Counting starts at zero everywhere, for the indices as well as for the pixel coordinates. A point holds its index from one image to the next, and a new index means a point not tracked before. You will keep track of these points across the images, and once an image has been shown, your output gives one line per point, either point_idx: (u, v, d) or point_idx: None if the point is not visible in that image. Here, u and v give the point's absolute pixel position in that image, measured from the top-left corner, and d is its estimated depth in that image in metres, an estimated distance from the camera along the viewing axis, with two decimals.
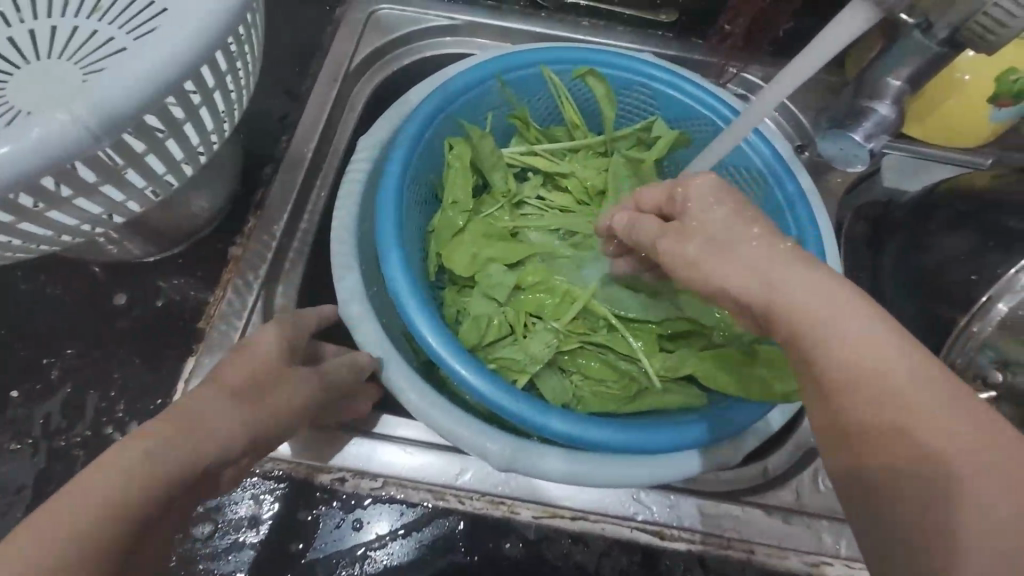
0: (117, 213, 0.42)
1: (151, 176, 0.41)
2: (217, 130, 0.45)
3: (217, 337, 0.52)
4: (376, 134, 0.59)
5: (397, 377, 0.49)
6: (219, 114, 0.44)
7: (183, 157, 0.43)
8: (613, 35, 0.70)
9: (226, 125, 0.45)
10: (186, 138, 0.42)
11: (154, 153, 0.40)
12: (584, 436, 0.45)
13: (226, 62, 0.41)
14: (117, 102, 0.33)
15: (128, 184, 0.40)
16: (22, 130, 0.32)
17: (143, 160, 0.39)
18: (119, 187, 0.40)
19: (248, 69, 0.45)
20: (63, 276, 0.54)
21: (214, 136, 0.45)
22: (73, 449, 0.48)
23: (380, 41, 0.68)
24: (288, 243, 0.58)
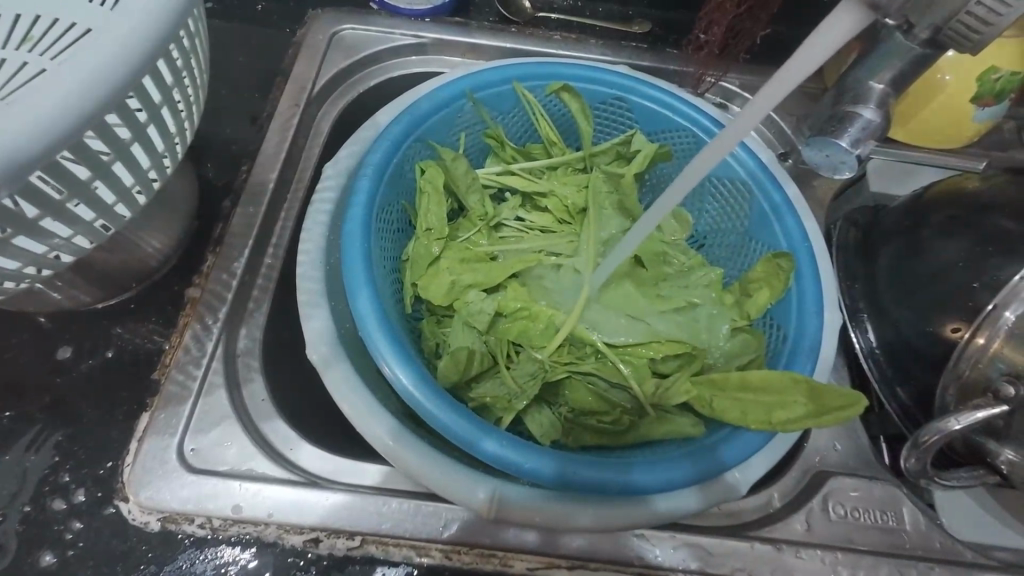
0: (62, 253, 0.37)
1: (76, 223, 0.36)
2: (156, 168, 0.39)
3: (174, 390, 0.47)
4: (343, 161, 0.56)
5: (373, 422, 0.45)
6: (157, 150, 0.39)
7: (116, 200, 0.38)
8: (586, 47, 0.68)
9: (167, 161, 0.40)
10: (117, 178, 0.36)
11: (80, 200, 0.35)
12: (580, 482, 0.42)
13: (160, 93, 0.36)
14: (9, 145, 0.28)
15: (46, 234, 0.34)
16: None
17: (63, 207, 0.34)
18: (36, 238, 0.34)
19: (196, 89, 0.41)
20: (3, 329, 0.49)
21: (153, 173, 0.39)
22: (10, 524, 0.42)
23: (345, 62, 0.65)
24: (252, 280, 0.53)
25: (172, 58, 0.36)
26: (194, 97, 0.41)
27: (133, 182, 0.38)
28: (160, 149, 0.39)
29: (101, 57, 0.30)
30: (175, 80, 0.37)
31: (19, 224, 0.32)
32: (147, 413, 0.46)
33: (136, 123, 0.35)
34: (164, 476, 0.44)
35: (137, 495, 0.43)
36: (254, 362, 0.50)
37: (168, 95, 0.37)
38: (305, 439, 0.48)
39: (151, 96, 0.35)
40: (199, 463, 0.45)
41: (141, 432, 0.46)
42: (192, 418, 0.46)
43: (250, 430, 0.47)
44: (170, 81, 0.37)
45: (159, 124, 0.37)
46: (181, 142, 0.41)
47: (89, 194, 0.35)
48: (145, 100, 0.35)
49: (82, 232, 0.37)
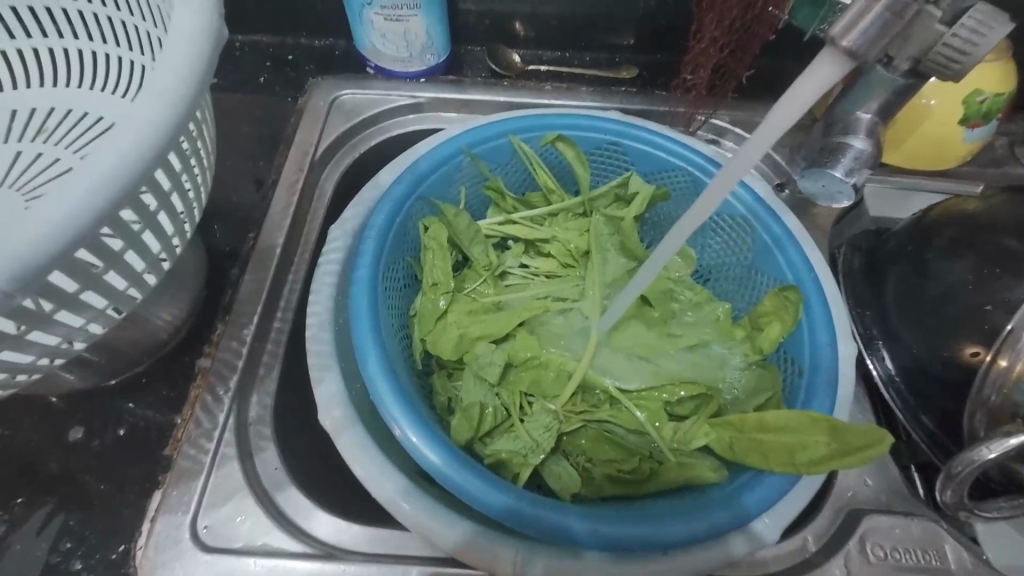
0: (75, 340, 0.37)
1: (90, 311, 0.36)
2: (166, 250, 0.40)
3: (186, 465, 0.47)
4: (347, 223, 0.57)
5: (389, 489, 0.44)
6: (167, 233, 0.40)
7: (128, 285, 0.39)
8: (577, 96, 0.71)
9: (177, 242, 0.41)
10: (129, 266, 0.37)
11: (92, 289, 0.35)
12: (611, 542, 0.40)
13: (170, 181, 0.38)
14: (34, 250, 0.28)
15: (60, 324, 0.35)
16: None
17: (77, 298, 0.34)
18: (51, 329, 0.35)
19: (203, 172, 0.42)
20: (14, 414, 0.49)
21: (163, 255, 0.41)
22: None
23: (345, 125, 0.67)
24: (262, 346, 0.54)
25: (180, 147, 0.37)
26: (202, 178, 0.42)
27: (143, 266, 0.39)
28: (169, 232, 0.40)
29: (114, 158, 0.31)
30: (183, 166, 0.38)
31: (34, 321, 0.33)
32: (159, 491, 0.46)
33: (146, 212, 0.36)
34: (178, 557, 0.43)
35: None
36: (266, 431, 0.50)
37: (177, 181, 0.38)
38: (320, 508, 0.47)
39: (161, 185, 0.37)
40: (213, 541, 0.44)
41: (153, 512, 0.45)
42: (204, 495, 0.46)
43: (263, 503, 0.46)
44: (179, 169, 0.38)
45: (170, 208, 0.38)
46: (190, 221, 0.42)
47: (101, 283, 0.36)
48: (156, 190, 0.36)
49: (95, 318, 0.38)
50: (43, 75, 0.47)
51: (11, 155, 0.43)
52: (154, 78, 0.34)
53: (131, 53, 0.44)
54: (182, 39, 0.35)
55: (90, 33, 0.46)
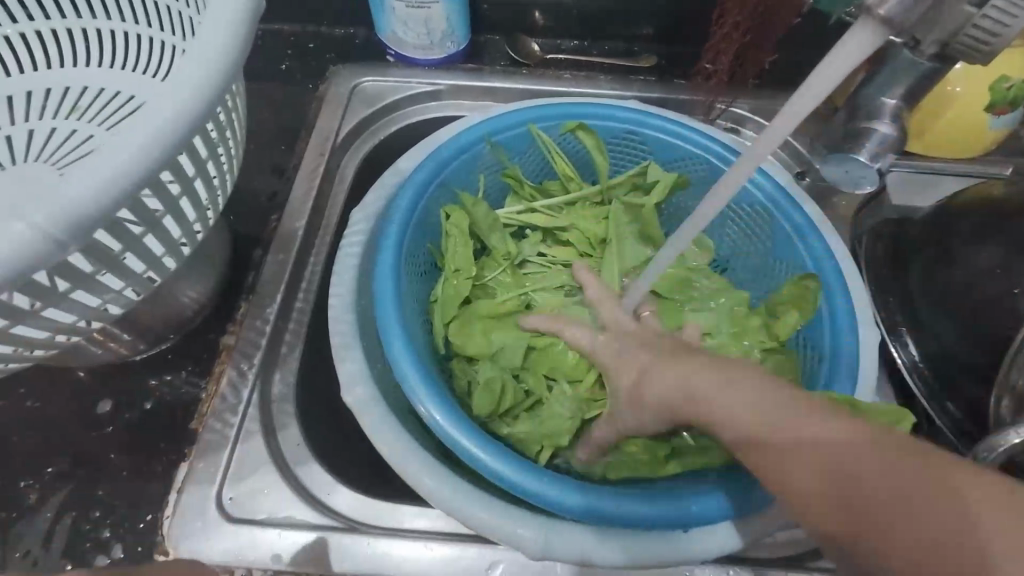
0: (112, 305, 0.39)
1: (129, 275, 0.38)
2: (200, 220, 0.43)
3: (211, 439, 0.47)
4: (369, 207, 0.58)
5: (413, 468, 0.44)
6: (202, 205, 0.42)
7: (163, 252, 0.41)
8: (596, 84, 0.71)
9: (210, 214, 0.43)
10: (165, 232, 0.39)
11: (131, 252, 0.37)
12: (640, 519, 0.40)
13: (205, 150, 0.39)
14: (79, 208, 0.29)
15: (103, 287, 0.37)
16: None
17: (121, 261, 0.36)
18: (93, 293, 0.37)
19: (231, 156, 0.44)
20: (45, 387, 0.50)
21: (197, 226, 0.43)
22: None
23: (366, 111, 0.68)
24: (285, 324, 0.54)
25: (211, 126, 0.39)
26: (233, 152, 0.44)
27: (180, 235, 0.41)
28: (204, 203, 0.42)
29: (156, 120, 0.31)
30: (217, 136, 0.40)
31: (72, 279, 0.34)
32: (185, 464, 0.46)
33: (184, 178, 0.38)
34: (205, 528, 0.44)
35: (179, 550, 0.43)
36: (289, 407, 0.50)
37: (212, 151, 0.40)
38: (343, 484, 0.48)
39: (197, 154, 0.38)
40: (239, 512, 0.44)
41: (179, 483, 0.46)
42: (230, 468, 0.46)
43: (287, 477, 0.46)
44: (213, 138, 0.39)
45: (204, 178, 0.40)
46: (222, 194, 0.44)
47: (139, 247, 0.38)
48: (192, 159, 0.37)
49: (133, 285, 0.39)
50: (75, 54, 0.48)
51: (46, 131, 0.44)
52: (196, 45, 0.35)
53: (164, 33, 0.45)
54: (225, 9, 0.36)
55: (125, 14, 0.47)
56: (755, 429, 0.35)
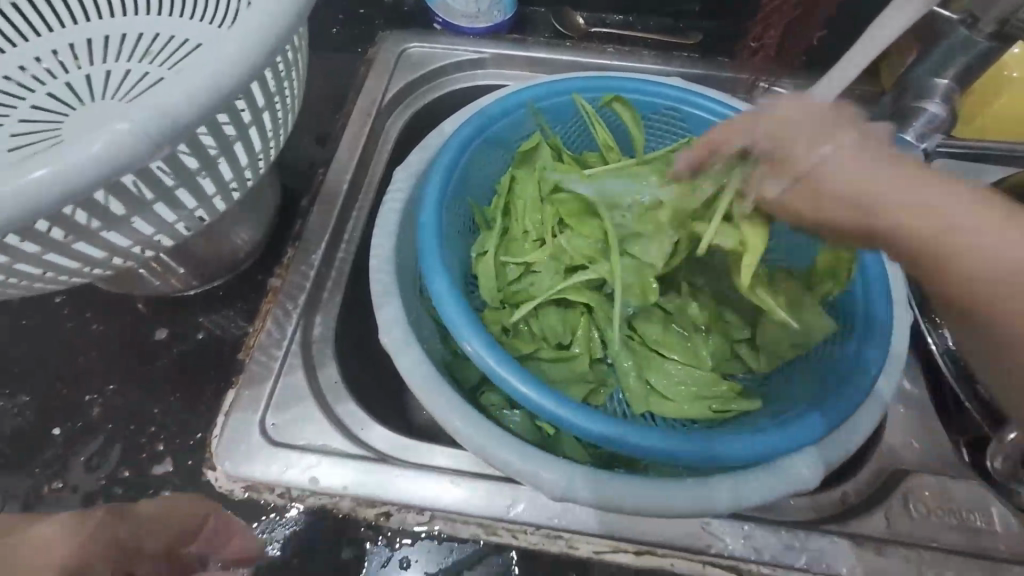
0: (164, 236, 0.43)
1: (181, 210, 0.42)
2: (251, 166, 0.46)
3: (256, 369, 0.50)
4: (413, 164, 0.60)
5: (444, 403, 0.47)
6: (254, 151, 0.45)
7: (215, 192, 0.44)
8: (640, 58, 0.71)
9: (260, 163, 0.47)
10: (219, 173, 0.43)
11: (184, 186, 0.41)
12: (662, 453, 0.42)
13: (263, 97, 0.43)
14: (176, 113, 0.32)
15: (157, 217, 0.40)
16: (86, 140, 0.30)
17: (173, 192, 0.40)
18: (148, 220, 0.40)
19: (284, 112, 0.47)
20: (105, 312, 0.53)
21: (247, 171, 0.46)
22: (114, 488, 0.46)
23: (412, 76, 0.70)
24: (327, 270, 0.57)
25: (269, 80, 0.42)
26: (287, 108, 0.48)
27: (230, 177, 0.45)
28: (256, 149, 0.45)
29: (242, 41, 0.34)
30: (273, 91, 0.44)
31: (130, 203, 0.37)
32: (232, 390, 0.49)
33: (238, 122, 0.41)
34: (249, 449, 0.46)
35: (223, 465, 0.46)
36: (328, 348, 0.53)
37: (268, 100, 0.43)
38: (374, 422, 0.50)
39: (255, 100, 0.42)
40: (279, 436, 0.47)
41: (227, 407, 0.49)
42: (273, 396, 0.49)
43: (325, 410, 0.49)
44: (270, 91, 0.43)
45: (258, 125, 0.44)
46: (273, 145, 0.48)
47: (193, 180, 0.41)
48: (251, 103, 0.41)
49: (184, 219, 0.43)
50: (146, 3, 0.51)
51: (120, 72, 0.48)
52: None
53: None
54: None
55: None
56: (1002, 281, 0.28)
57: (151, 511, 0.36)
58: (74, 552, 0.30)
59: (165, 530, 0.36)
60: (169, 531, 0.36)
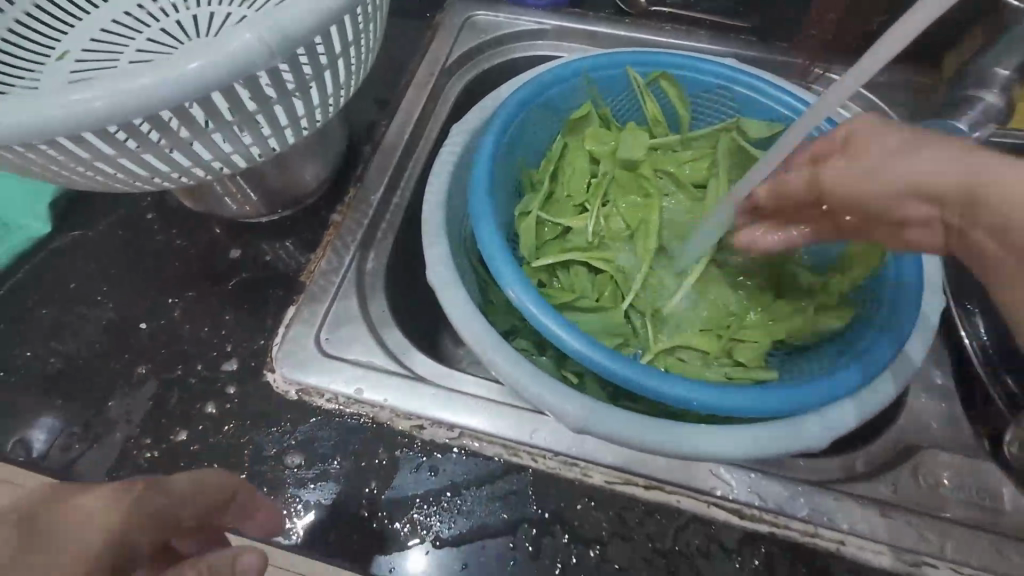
0: (237, 156, 0.44)
1: (257, 136, 0.43)
2: (322, 107, 0.46)
3: (317, 291, 0.56)
4: (468, 121, 0.64)
5: (479, 336, 0.51)
6: (328, 92, 0.45)
7: (287, 124, 0.45)
8: (697, 37, 0.73)
9: (332, 105, 0.47)
10: (293, 107, 0.43)
11: (261, 114, 0.41)
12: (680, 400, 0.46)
13: (341, 44, 0.43)
14: (253, 49, 0.33)
15: (233, 138, 0.41)
16: (177, 61, 0.32)
17: (250, 118, 0.41)
18: (225, 138, 0.41)
19: (360, 61, 0.47)
20: (189, 230, 0.60)
21: (320, 111, 0.46)
22: (187, 378, 0.52)
23: (475, 42, 0.74)
24: (384, 212, 0.62)
25: (355, 18, 0.42)
26: (365, 56, 0.47)
27: (303, 113, 0.45)
28: (329, 91, 0.45)
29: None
30: (354, 38, 0.43)
31: (216, 121, 0.39)
32: (293, 307, 0.55)
33: (316, 60, 0.41)
34: (306, 357, 0.52)
35: (282, 369, 0.52)
36: (380, 280, 0.58)
37: (346, 48, 0.43)
38: (415, 349, 0.55)
39: (334, 44, 0.42)
40: (332, 349, 0.53)
41: (288, 320, 0.55)
42: (329, 315, 0.55)
43: (373, 333, 0.54)
44: (351, 38, 0.43)
45: (334, 70, 0.44)
46: (347, 91, 0.48)
47: (268, 111, 0.42)
48: (330, 47, 0.41)
49: (257, 144, 0.44)
50: None
51: (222, 14, 0.55)
52: None
53: None
54: None
55: None
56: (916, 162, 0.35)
57: (183, 489, 0.36)
58: (118, 525, 0.32)
59: (198, 505, 0.37)
60: (202, 504, 0.37)
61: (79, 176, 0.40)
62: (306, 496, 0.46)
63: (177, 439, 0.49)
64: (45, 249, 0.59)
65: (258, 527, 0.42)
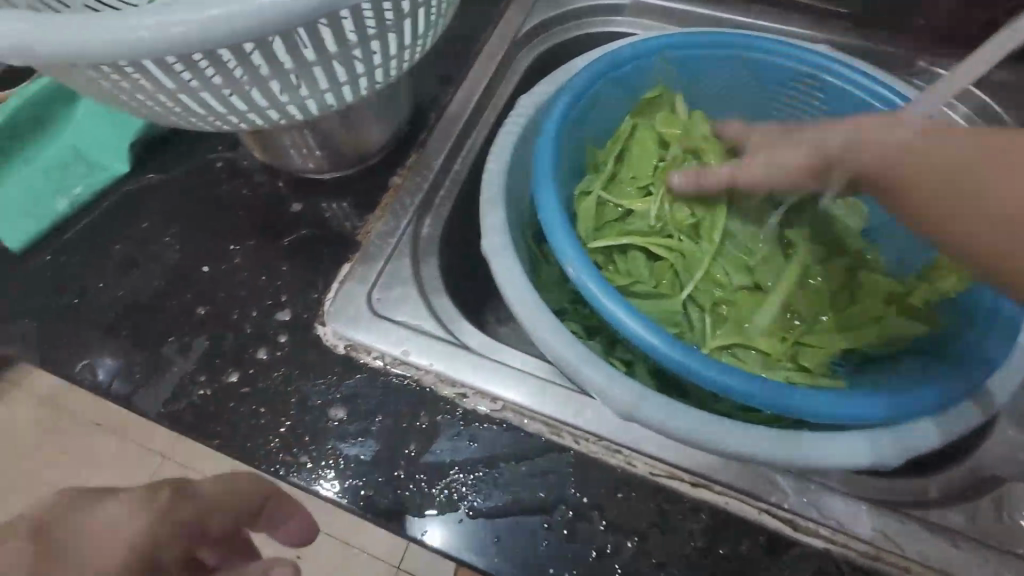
0: (311, 103, 0.43)
1: (332, 82, 0.42)
2: (398, 58, 0.45)
3: (372, 250, 0.56)
4: (538, 92, 0.62)
5: (528, 308, 0.49)
6: (405, 43, 0.44)
7: (362, 73, 0.44)
8: (787, 20, 0.69)
9: (407, 58, 0.46)
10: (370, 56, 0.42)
11: (338, 59, 0.41)
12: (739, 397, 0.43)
13: None
14: None
15: (309, 82, 0.41)
16: None
17: (328, 62, 0.40)
18: (301, 82, 0.41)
19: (440, 13, 0.46)
20: (255, 182, 0.61)
21: (395, 62, 0.45)
22: (242, 323, 0.53)
23: (550, 13, 0.71)
24: (443, 179, 0.61)
25: None
26: (444, 9, 0.46)
27: (378, 63, 0.44)
28: (407, 42, 0.44)
29: None
30: None
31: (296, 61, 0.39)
32: (348, 264, 0.56)
33: (399, 7, 0.40)
34: (356, 314, 0.52)
35: (333, 323, 0.52)
36: (434, 246, 0.58)
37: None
38: (463, 318, 0.54)
39: None
40: (383, 310, 0.53)
41: (342, 277, 0.55)
42: (382, 276, 0.55)
43: (423, 297, 0.54)
44: None
45: (415, 19, 0.42)
46: (423, 45, 0.47)
47: (346, 57, 0.41)
48: None
49: (332, 91, 0.44)
50: None
51: None
52: None
53: None
54: None
55: None
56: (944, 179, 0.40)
57: (211, 492, 0.39)
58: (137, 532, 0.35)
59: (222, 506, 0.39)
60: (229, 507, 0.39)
61: (163, 112, 0.41)
62: (346, 450, 0.46)
63: (228, 380, 0.50)
64: (121, 187, 0.61)
65: (289, 534, 0.43)
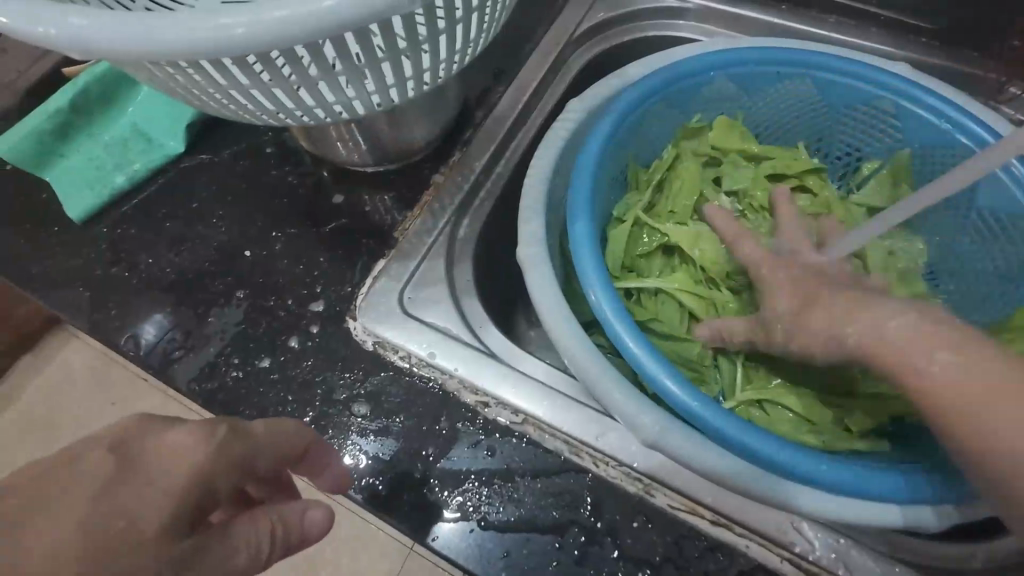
0: (358, 103, 0.44)
1: (380, 84, 0.42)
2: (447, 62, 0.45)
3: (408, 248, 0.56)
4: (590, 98, 0.60)
5: (558, 323, 0.48)
6: (455, 47, 0.44)
7: (410, 76, 0.44)
8: (864, 34, 0.64)
9: (456, 61, 0.46)
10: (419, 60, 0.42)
11: (387, 62, 0.41)
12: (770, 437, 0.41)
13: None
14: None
15: (359, 83, 0.41)
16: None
17: (377, 65, 0.40)
18: (350, 84, 0.41)
19: (492, 18, 0.45)
20: (300, 170, 0.62)
21: (444, 65, 0.45)
22: (277, 309, 0.54)
23: (609, 15, 0.69)
24: (484, 180, 0.61)
25: None
26: (497, 14, 0.45)
27: (427, 67, 0.44)
28: (456, 47, 0.44)
29: None
30: None
31: (347, 66, 0.39)
32: (383, 260, 0.56)
33: (451, 13, 0.39)
34: (387, 311, 0.53)
35: (363, 318, 0.53)
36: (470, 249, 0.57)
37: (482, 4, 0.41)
38: (492, 325, 0.53)
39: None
40: (413, 309, 0.53)
41: (376, 273, 0.55)
42: (415, 275, 0.55)
43: (454, 300, 0.54)
44: None
45: (467, 25, 0.42)
46: (473, 49, 0.46)
47: (396, 61, 0.41)
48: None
49: (379, 92, 0.43)
50: None
51: None
52: None
53: None
54: None
55: None
56: None
57: (262, 436, 0.35)
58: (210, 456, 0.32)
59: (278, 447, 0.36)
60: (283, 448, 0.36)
61: (215, 104, 0.42)
62: (366, 446, 0.47)
63: (260, 364, 0.52)
64: (176, 167, 0.64)
65: (324, 481, 0.42)
